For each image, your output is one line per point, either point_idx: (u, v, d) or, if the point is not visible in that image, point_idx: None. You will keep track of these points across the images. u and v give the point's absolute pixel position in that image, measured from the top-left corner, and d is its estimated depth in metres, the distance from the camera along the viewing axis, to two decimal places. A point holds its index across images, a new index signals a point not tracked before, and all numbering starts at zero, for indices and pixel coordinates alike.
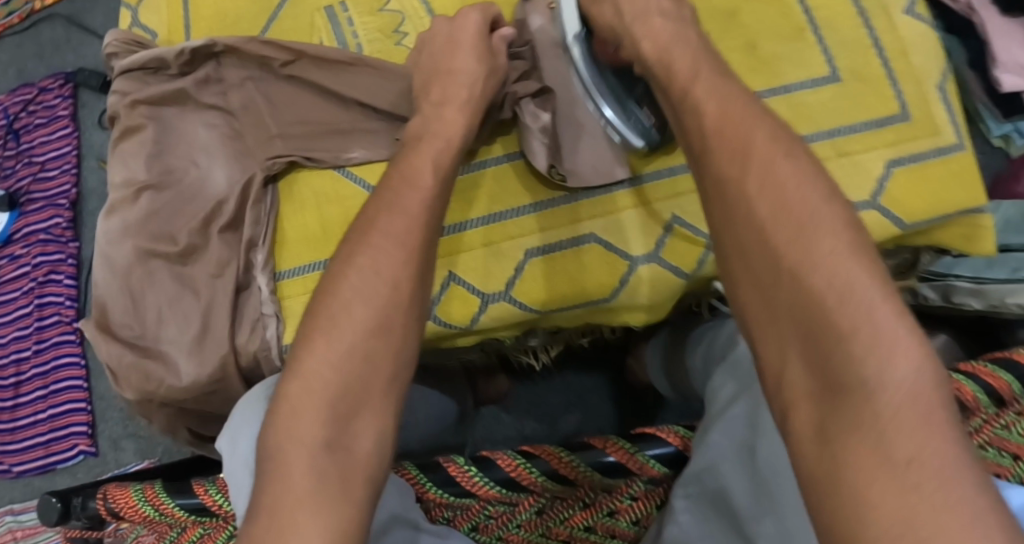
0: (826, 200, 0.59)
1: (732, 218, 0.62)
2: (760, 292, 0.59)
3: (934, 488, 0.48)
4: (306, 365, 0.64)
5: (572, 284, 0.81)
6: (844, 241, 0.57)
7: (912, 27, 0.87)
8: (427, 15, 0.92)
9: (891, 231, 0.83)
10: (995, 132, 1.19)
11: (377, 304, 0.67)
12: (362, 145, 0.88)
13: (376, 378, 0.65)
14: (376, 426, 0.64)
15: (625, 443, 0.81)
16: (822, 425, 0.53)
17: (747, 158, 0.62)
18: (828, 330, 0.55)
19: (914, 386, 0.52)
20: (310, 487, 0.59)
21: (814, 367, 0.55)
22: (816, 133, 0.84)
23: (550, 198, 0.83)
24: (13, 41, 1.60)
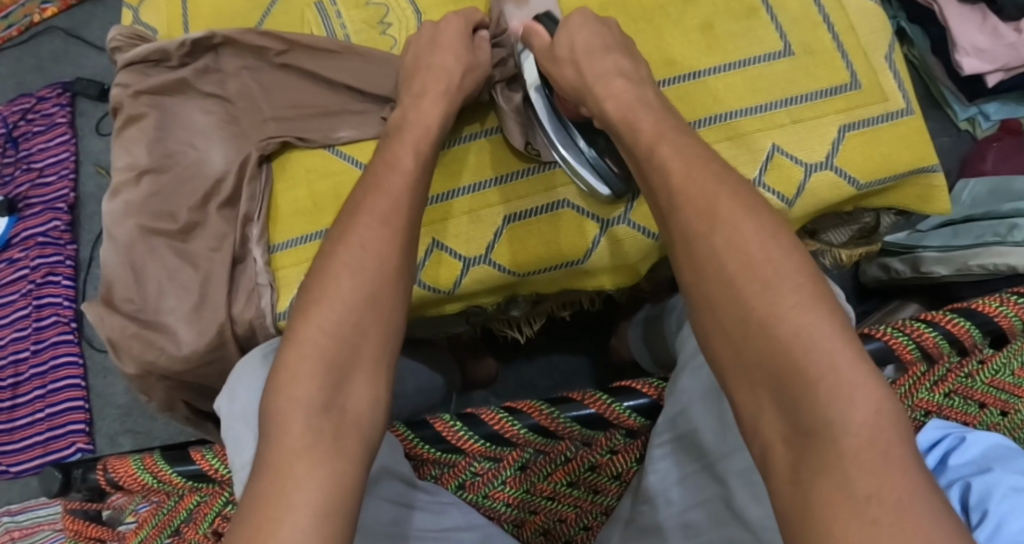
0: (785, 253, 0.64)
1: (701, 267, 0.66)
2: (731, 350, 0.63)
3: (890, 518, 0.53)
4: (301, 332, 0.68)
5: (548, 249, 0.87)
6: (799, 295, 0.62)
7: (857, 5, 0.97)
8: (410, 6, 0.98)
9: (848, 189, 0.90)
10: (960, 115, 1.33)
11: (366, 276, 0.70)
12: (350, 126, 0.94)
13: (366, 338, 0.69)
14: (372, 384, 0.68)
15: (603, 395, 0.86)
16: (795, 458, 0.58)
17: (713, 210, 0.67)
18: (795, 377, 0.59)
19: (874, 427, 0.57)
20: (307, 443, 0.63)
21: (786, 411, 0.59)
22: (702, 120, 0.91)
23: (525, 168, 0.89)
24: (12, 53, 1.65)
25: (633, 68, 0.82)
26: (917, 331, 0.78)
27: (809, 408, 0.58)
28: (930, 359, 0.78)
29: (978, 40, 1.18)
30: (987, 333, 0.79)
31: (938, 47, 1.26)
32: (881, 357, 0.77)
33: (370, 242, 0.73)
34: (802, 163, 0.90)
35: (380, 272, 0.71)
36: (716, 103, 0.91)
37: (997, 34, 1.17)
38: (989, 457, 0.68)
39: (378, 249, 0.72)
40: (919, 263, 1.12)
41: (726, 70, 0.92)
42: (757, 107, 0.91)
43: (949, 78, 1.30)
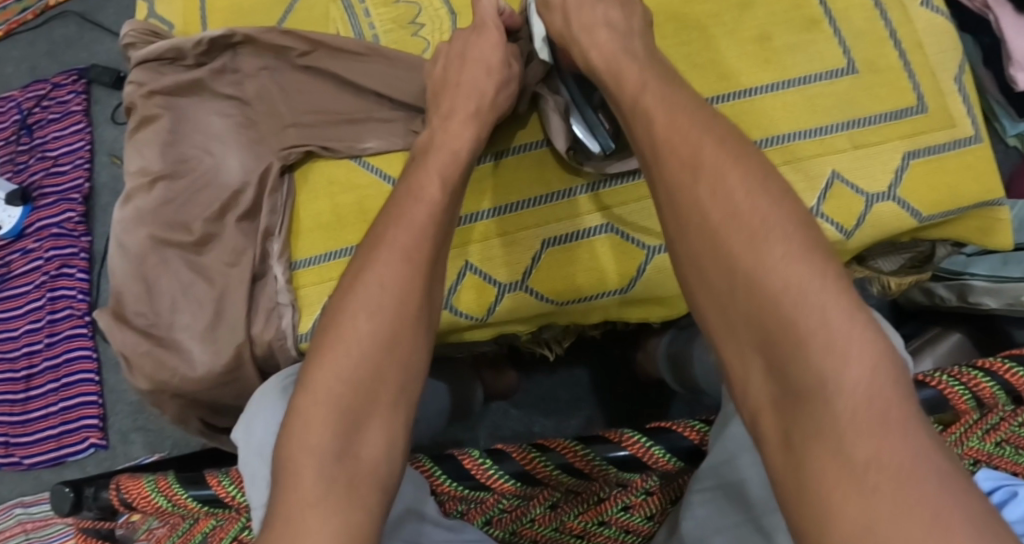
0: (776, 203, 0.58)
1: (683, 218, 0.60)
2: (715, 300, 0.58)
3: (890, 489, 0.49)
4: (313, 375, 0.63)
5: (588, 276, 0.81)
6: (784, 243, 0.56)
7: (927, 18, 0.89)
8: (442, 6, 0.92)
9: (910, 223, 0.84)
10: (1009, 130, 1.16)
11: (383, 317, 0.65)
12: (378, 135, 0.88)
13: (385, 378, 0.63)
14: (388, 423, 0.63)
15: (641, 436, 0.79)
16: (786, 426, 0.53)
17: (697, 161, 0.60)
18: (784, 331, 0.54)
19: (872, 387, 0.52)
20: (319, 493, 0.59)
21: (775, 374, 0.54)
22: (766, 139, 0.84)
23: (568, 188, 0.83)
24: (27, 37, 1.61)
25: (623, 20, 0.75)
26: (973, 380, 0.71)
27: (795, 364, 0.53)
28: (984, 408, 0.71)
29: None
30: None
31: (989, 58, 1.08)
32: (934, 406, 0.71)
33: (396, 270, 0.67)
34: (863, 193, 0.83)
35: (402, 306, 0.66)
36: (774, 123, 0.84)
37: None
38: None
39: (401, 281, 0.66)
40: (965, 292, 1.02)
41: (785, 88, 0.85)
42: (817, 128, 0.84)
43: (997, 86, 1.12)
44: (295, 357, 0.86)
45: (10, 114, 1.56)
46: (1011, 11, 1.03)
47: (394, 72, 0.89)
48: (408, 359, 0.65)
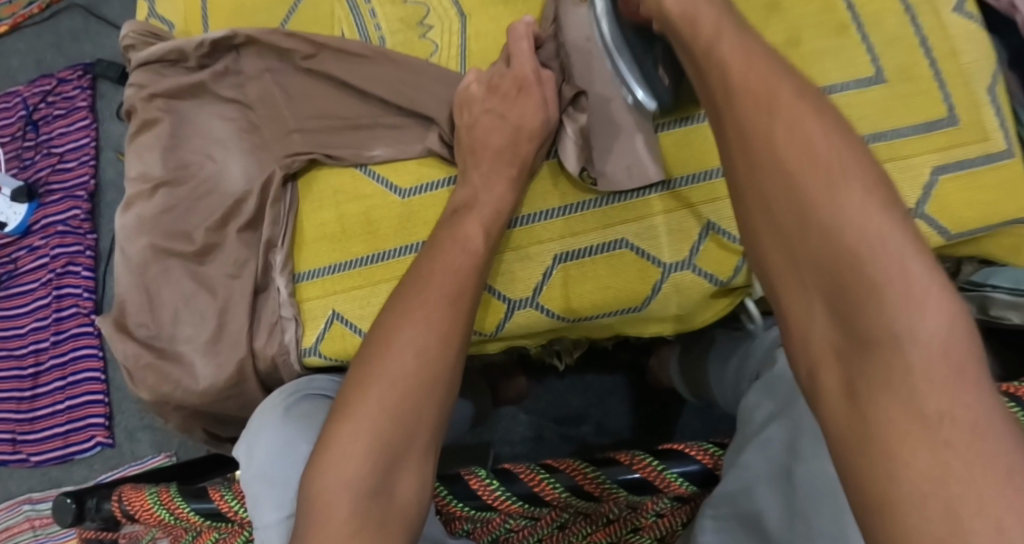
0: (855, 151, 0.54)
1: (754, 166, 0.56)
2: (791, 266, 0.54)
3: (964, 441, 0.46)
4: (357, 404, 0.62)
5: (604, 292, 0.76)
6: (864, 186, 0.52)
7: (961, 25, 0.83)
8: (451, 5, 0.86)
9: (937, 241, 0.80)
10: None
11: (431, 355, 0.64)
12: (386, 143, 0.84)
13: (421, 421, 0.62)
14: (420, 469, 0.62)
15: (652, 460, 0.77)
16: (845, 368, 0.51)
17: (773, 100, 0.56)
18: (860, 278, 0.51)
19: (947, 340, 0.49)
20: (352, 529, 0.58)
21: (843, 319, 0.51)
22: (875, 135, 0.81)
23: (579, 201, 0.78)
24: (33, 30, 1.58)
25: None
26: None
27: (870, 302, 0.50)
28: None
29: None
30: None
31: None
32: None
33: (417, 305, 0.66)
34: None
35: (445, 347, 0.65)
36: None
37: None
38: None
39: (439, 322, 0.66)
40: (986, 306, 0.85)
41: None
42: None
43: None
44: (300, 371, 0.84)
45: (15, 109, 1.53)
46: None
47: (400, 76, 0.85)
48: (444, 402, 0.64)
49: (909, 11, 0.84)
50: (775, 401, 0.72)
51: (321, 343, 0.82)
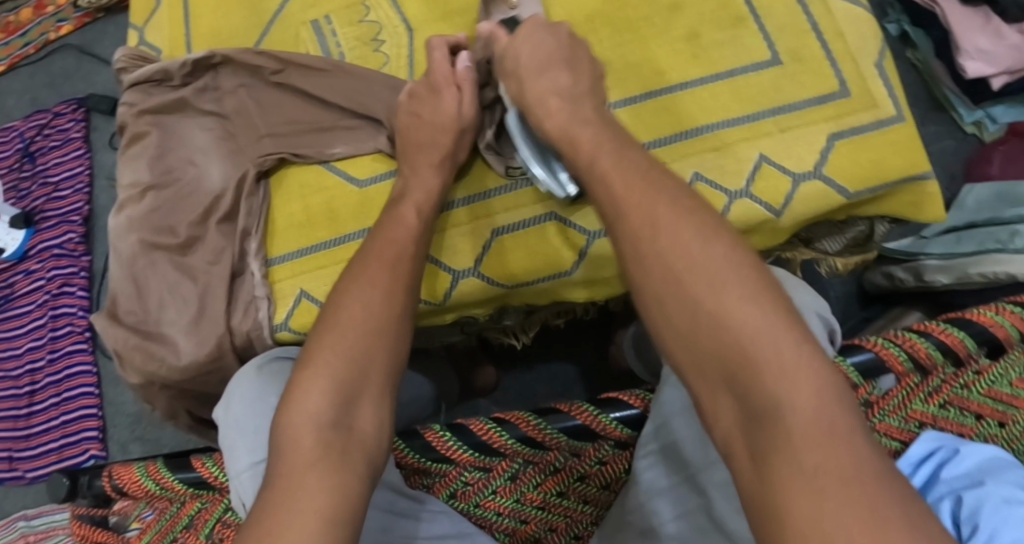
0: (726, 251, 0.63)
1: (647, 276, 0.64)
2: (692, 361, 0.61)
3: (835, 484, 0.53)
4: (315, 354, 0.71)
5: (537, 261, 0.87)
6: (741, 290, 0.61)
7: (847, 9, 0.95)
8: (400, 23, 0.99)
9: (838, 199, 0.89)
10: (966, 119, 1.29)
11: (377, 311, 0.74)
12: (345, 141, 0.95)
13: (375, 360, 0.72)
14: (377, 407, 0.72)
15: (590, 407, 0.87)
16: (746, 435, 0.58)
17: (656, 222, 0.65)
18: (745, 364, 0.58)
19: (819, 404, 0.56)
20: (316, 455, 0.67)
21: (738, 399, 0.59)
22: (689, 132, 0.90)
23: (512, 182, 0.89)
24: (29, 70, 1.70)
25: (571, 84, 0.81)
26: (908, 343, 0.79)
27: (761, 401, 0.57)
28: (923, 370, 0.78)
29: (981, 42, 1.18)
30: (983, 343, 0.79)
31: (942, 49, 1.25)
32: (872, 369, 0.78)
33: (365, 270, 0.76)
34: (790, 173, 0.89)
35: (387, 302, 0.75)
36: (702, 114, 0.91)
37: (999, 35, 1.17)
38: (982, 469, 0.68)
39: (385, 281, 0.76)
40: (921, 273, 1.12)
41: (713, 81, 0.91)
42: (745, 116, 0.90)
43: (951, 78, 1.28)
44: (272, 345, 0.94)
45: (13, 143, 1.65)
46: (956, 4, 1.21)
47: (356, 85, 0.97)
48: (392, 352, 0.74)
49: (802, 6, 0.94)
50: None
51: (291, 318, 0.92)
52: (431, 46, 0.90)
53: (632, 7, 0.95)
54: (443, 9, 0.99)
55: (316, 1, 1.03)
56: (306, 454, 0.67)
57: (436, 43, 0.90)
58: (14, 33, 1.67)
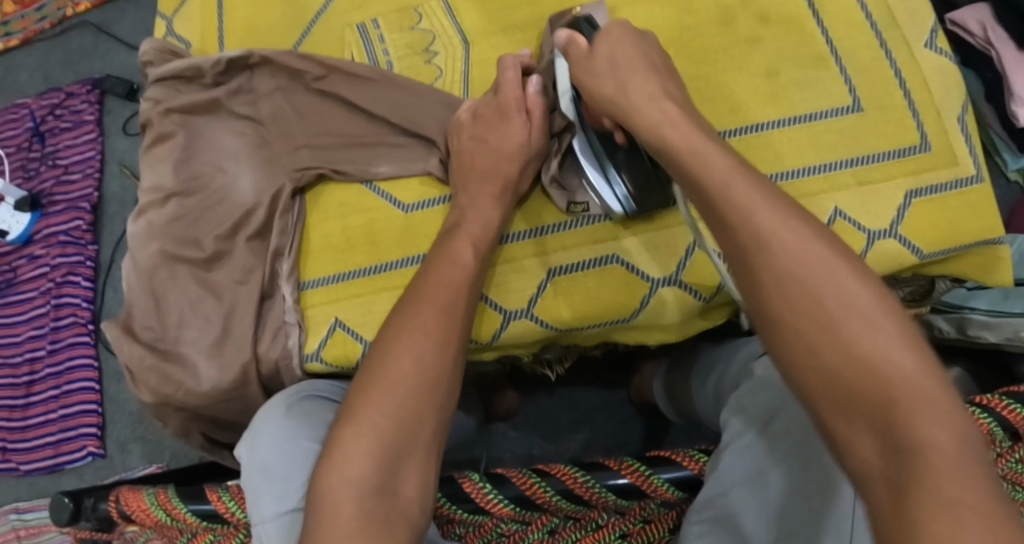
0: (872, 294, 0.55)
1: (767, 311, 0.57)
2: (842, 405, 0.53)
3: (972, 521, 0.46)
4: (361, 410, 0.66)
5: (593, 306, 0.81)
6: (894, 327, 0.54)
7: (932, 59, 0.89)
8: (456, 34, 0.92)
9: (910, 260, 0.83)
10: (1010, 165, 1.14)
11: (429, 362, 0.69)
12: (390, 160, 0.89)
13: (424, 421, 0.67)
14: (423, 472, 0.65)
15: (641, 465, 0.80)
16: (892, 445, 0.51)
17: (810, 261, 0.56)
18: (887, 398, 0.52)
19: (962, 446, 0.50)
20: (358, 524, 0.61)
21: (888, 436, 0.51)
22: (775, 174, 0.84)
23: (574, 218, 0.83)
24: (44, 45, 1.62)
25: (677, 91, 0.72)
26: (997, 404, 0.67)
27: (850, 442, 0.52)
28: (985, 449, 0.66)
29: None
30: None
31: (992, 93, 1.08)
32: None
33: (418, 317, 0.70)
34: (865, 230, 0.83)
35: (441, 352, 0.69)
36: (778, 158, 0.84)
37: None
38: None
39: (438, 332, 0.70)
40: (965, 326, 0.96)
41: (790, 125, 0.85)
42: (816, 166, 0.84)
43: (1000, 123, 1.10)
44: (301, 376, 0.88)
45: (23, 121, 1.56)
46: (1013, 48, 1.03)
47: (406, 99, 0.90)
48: (440, 408, 0.68)
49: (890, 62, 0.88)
50: (750, 410, 0.74)
51: (323, 349, 0.86)
52: (502, 67, 0.84)
53: (702, 37, 0.89)
54: (503, 23, 0.92)
55: (362, 2, 0.96)
56: (349, 514, 0.61)
57: (507, 64, 0.84)
58: (30, 5, 1.60)
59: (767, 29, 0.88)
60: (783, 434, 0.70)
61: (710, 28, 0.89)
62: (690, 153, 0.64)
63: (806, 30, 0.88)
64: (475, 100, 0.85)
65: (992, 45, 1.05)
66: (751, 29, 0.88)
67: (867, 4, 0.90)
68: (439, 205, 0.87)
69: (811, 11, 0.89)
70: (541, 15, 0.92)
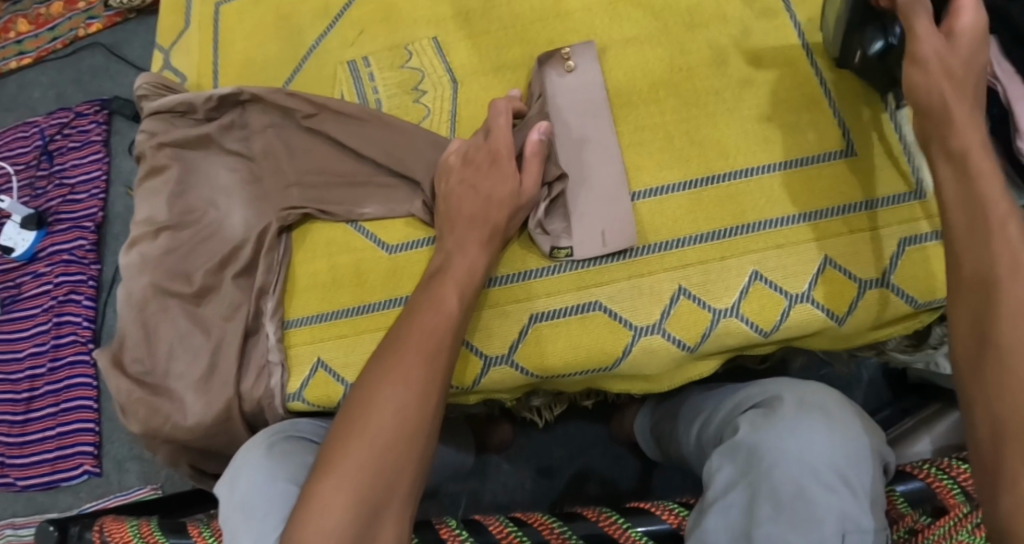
0: None
1: None
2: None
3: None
4: (338, 462, 0.66)
5: (574, 352, 0.80)
6: None
7: None
8: (446, 73, 0.92)
9: (903, 309, 0.79)
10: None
11: (409, 412, 0.68)
12: (377, 200, 0.89)
13: (402, 475, 0.67)
14: (399, 525, 0.66)
15: (618, 517, 0.77)
16: None
17: None
18: None
19: None
20: None
21: None
22: (761, 221, 0.81)
23: (557, 263, 0.82)
24: (55, 65, 1.64)
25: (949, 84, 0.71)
26: (962, 474, 0.71)
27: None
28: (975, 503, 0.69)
29: None
30: None
31: None
32: (919, 499, 0.71)
33: (399, 362, 0.70)
34: (856, 279, 0.79)
35: (422, 402, 0.69)
36: (767, 204, 0.82)
37: None
38: None
39: (419, 380, 0.70)
40: None
41: (782, 169, 0.83)
42: (808, 212, 0.81)
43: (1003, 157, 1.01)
44: (284, 415, 0.87)
45: (32, 139, 1.58)
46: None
47: (393, 139, 0.89)
48: (419, 457, 0.68)
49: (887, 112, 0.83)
50: (735, 465, 0.71)
51: (305, 389, 0.86)
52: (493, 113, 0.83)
53: (694, 78, 0.87)
54: (494, 62, 0.91)
55: (356, 40, 0.96)
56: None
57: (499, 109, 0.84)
58: (43, 26, 1.62)
59: (760, 70, 0.86)
60: (767, 495, 0.68)
61: (702, 69, 0.87)
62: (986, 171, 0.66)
63: (796, 70, 0.85)
64: (464, 142, 0.84)
65: None
66: (743, 71, 0.86)
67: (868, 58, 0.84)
68: (424, 246, 0.87)
69: (805, 54, 0.86)
70: (533, 54, 0.91)
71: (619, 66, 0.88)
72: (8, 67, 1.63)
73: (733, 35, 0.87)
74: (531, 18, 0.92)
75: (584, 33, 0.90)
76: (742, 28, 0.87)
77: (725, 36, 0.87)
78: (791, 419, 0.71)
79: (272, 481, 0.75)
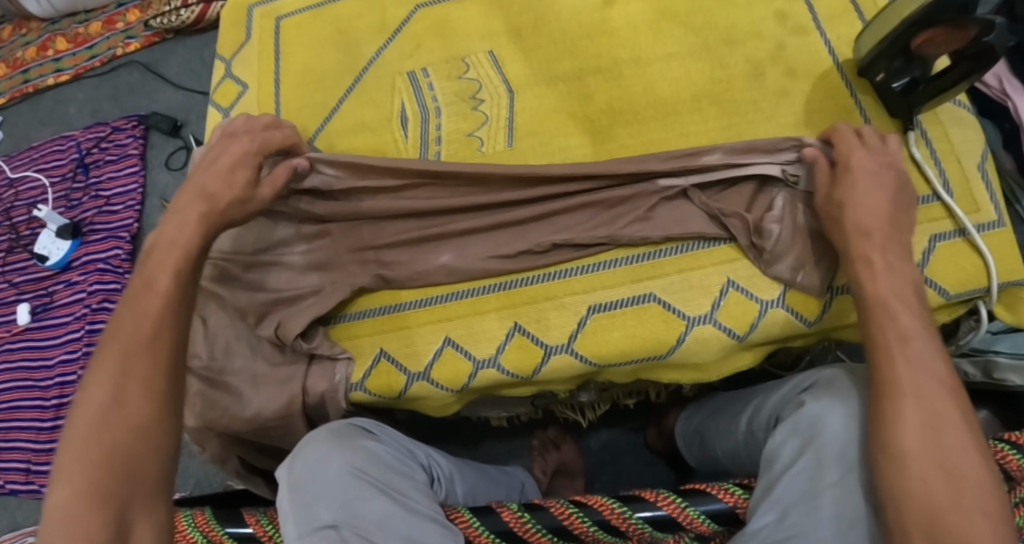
0: (909, 296, 0.74)
1: (869, 331, 0.74)
2: (866, 294, 0.75)
3: (894, 350, 0.71)
4: (87, 399, 0.71)
5: (632, 342, 0.84)
6: (923, 345, 0.71)
7: (952, 111, 0.91)
8: (502, 84, 0.97)
9: (937, 300, 0.85)
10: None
11: (125, 404, 0.71)
12: (460, 235, 0.89)
13: (120, 441, 0.70)
14: (84, 470, 0.68)
15: (677, 498, 0.81)
16: (903, 451, 0.68)
17: (887, 258, 0.76)
18: (891, 388, 0.70)
19: (929, 429, 0.68)
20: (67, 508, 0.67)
21: (893, 439, 0.68)
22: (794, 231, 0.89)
23: (613, 259, 0.87)
24: (94, 82, 1.70)
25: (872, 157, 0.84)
26: (1000, 453, 0.75)
27: (904, 498, 0.67)
28: (1014, 482, 0.73)
29: None
30: None
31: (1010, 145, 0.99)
32: None
33: (139, 343, 0.73)
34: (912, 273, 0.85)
35: (140, 388, 0.72)
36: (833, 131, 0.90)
37: None
38: None
39: (143, 373, 0.73)
40: (990, 369, 0.95)
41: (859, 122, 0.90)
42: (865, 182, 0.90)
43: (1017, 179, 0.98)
44: (347, 407, 0.90)
45: (68, 152, 1.61)
46: None
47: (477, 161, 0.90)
48: (130, 429, 0.70)
49: (919, 127, 0.90)
50: (799, 438, 0.76)
51: (368, 378, 0.88)
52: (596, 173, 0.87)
53: (734, 90, 0.92)
54: (547, 74, 0.97)
55: (412, 52, 1.01)
56: (156, 307, 0.75)
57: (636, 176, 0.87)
58: (82, 45, 1.68)
59: (796, 83, 0.92)
60: (835, 462, 0.73)
61: (741, 81, 0.93)
62: (863, 174, 0.80)
63: (831, 84, 0.91)
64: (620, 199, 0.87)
65: (1008, 97, 0.98)
66: (780, 84, 0.92)
67: (923, 122, 0.91)
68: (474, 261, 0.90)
69: (838, 69, 0.92)
70: (584, 66, 0.97)
71: (665, 78, 0.94)
72: (46, 83, 1.70)
73: (769, 51, 0.93)
74: (580, 34, 0.98)
75: (629, 48, 0.96)
76: (777, 44, 0.94)
77: (760, 51, 0.94)
78: (846, 394, 0.77)
79: (348, 449, 0.79)
